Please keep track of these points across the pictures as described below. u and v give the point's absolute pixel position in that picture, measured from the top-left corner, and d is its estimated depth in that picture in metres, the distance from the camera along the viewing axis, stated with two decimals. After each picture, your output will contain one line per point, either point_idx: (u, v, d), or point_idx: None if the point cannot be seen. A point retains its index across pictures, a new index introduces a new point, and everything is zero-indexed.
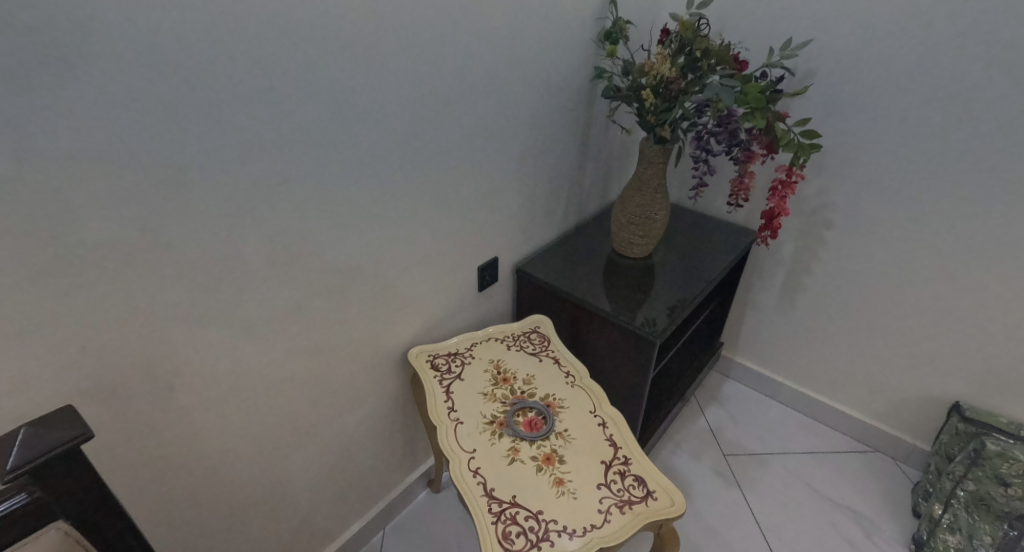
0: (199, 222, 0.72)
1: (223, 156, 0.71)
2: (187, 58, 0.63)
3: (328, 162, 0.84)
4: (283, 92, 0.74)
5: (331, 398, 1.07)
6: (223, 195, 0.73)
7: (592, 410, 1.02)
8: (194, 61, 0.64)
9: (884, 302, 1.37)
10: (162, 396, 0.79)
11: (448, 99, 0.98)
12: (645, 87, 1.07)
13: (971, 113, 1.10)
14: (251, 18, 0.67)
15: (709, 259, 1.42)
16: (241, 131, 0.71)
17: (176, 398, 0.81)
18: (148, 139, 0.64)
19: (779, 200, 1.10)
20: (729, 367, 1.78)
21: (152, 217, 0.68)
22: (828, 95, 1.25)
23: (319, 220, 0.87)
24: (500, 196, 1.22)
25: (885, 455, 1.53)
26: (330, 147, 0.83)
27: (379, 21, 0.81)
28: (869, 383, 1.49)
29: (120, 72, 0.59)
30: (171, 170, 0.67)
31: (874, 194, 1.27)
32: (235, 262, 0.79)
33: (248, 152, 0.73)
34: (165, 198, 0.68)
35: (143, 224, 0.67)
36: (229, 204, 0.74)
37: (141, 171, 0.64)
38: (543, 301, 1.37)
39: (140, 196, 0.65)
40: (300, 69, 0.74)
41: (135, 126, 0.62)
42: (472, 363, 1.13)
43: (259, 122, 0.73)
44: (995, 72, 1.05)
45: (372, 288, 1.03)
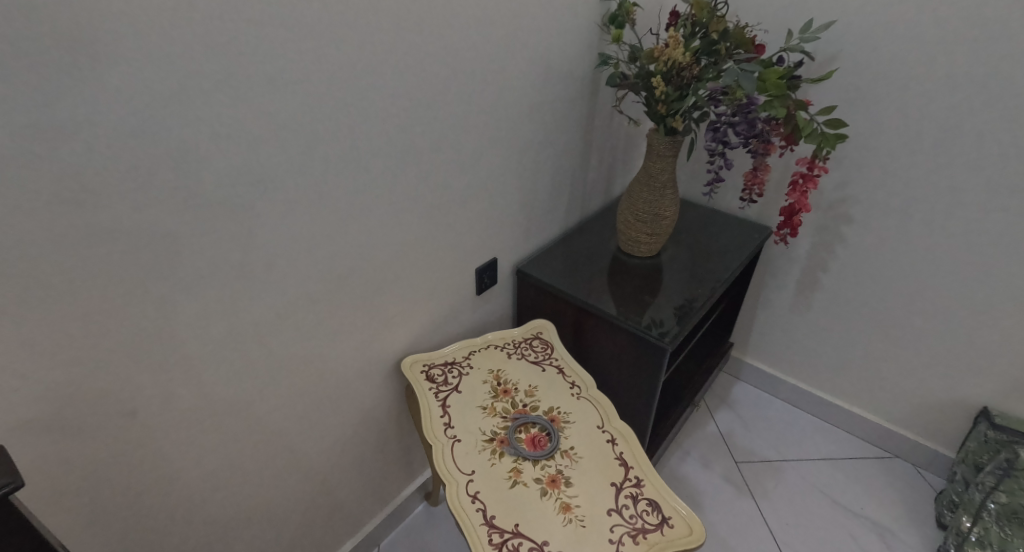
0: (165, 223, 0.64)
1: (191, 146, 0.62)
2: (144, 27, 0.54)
3: (312, 155, 0.75)
4: (255, 72, 0.64)
5: (319, 413, 0.99)
6: (190, 200, 0.65)
7: (600, 425, 0.95)
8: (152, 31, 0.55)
9: (907, 301, 1.29)
10: (126, 422, 0.71)
11: (441, 89, 0.89)
12: (655, 74, 0.98)
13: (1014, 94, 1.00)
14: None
15: (721, 259, 1.34)
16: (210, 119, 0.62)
17: (143, 423, 0.73)
18: (100, 135, 0.55)
19: (800, 195, 1.02)
20: (738, 368, 1.71)
21: (107, 225, 0.59)
22: (850, 82, 1.16)
23: (302, 221, 0.79)
24: (499, 193, 1.14)
25: (905, 461, 1.46)
26: (310, 139, 0.74)
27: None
28: (889, 387, 1.41)
29: (59, 55, 0.50)
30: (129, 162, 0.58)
31: (898, 188, 1.20)
32: (206, 274, 0.71)
33: (221, 145, 0.65)
34: (125, 197, 0.59)
35: (100, 228, 0.59)
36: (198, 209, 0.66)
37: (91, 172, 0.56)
38: (545, 303, 1.29)
39: (91, 201, 0.57)
40: (273, 45, 0.65)
41: (82, 121, 0.53)
42: (469, 373, 1.06)
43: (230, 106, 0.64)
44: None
45: (362, 293, 0.95)
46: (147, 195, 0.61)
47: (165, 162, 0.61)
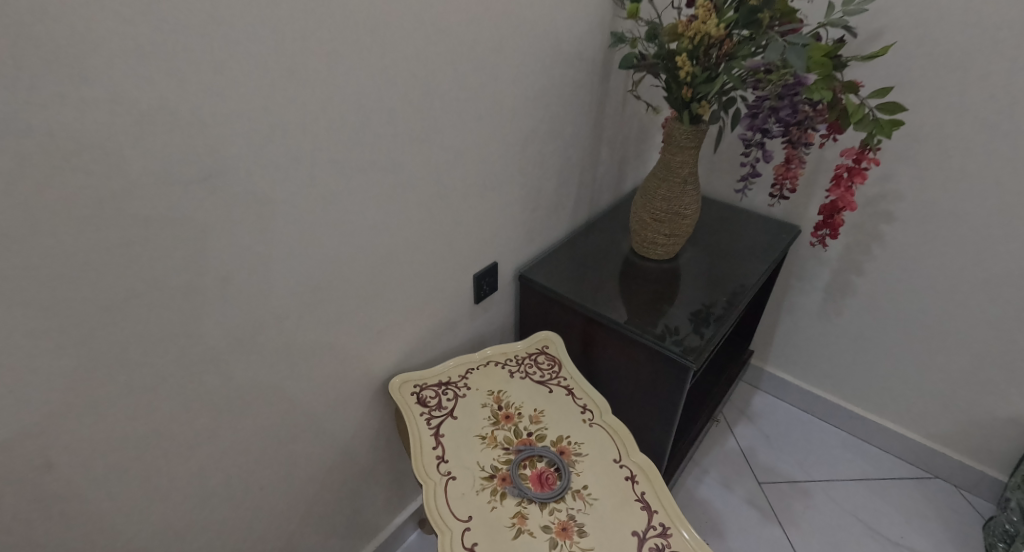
0: (83, 234, 0.50)
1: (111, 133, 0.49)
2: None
3: (275, 144, 0.62)
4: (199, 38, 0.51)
5: (295, 444, 0.87)
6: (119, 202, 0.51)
7: (617, 459, 0.82)
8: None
9: (954, 308, 1.16)
10: (49, 472, 0.58)
11: (432, 70, 0.76)
12: (680, 52, 0.85)
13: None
14: None
15: (745, 263, 1.21)
16: (135, 95, 0.49)
17: (73, 473, 0.60)
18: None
19: (845, 191, 0.89)
20: (758, 377, 1.58)
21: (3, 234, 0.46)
22: (898, 61, 1.03)
23: (265, 225, 0.66)
24: (499, 189, 1.01)
25: (944, 481, 1.33)
26: (273, 123, 0.60)
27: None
28: (930, 401, 1.28)
29: None
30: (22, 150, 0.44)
31: (949, 182, 1.06)
32: (148, 292, 0.57)
33: (153, 130, 0.51)
34: (25, 198, 0.46)
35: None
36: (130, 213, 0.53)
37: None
38: (550, 311, 1.16)
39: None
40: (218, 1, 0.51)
41: None
42: (467, 396, 0.93)
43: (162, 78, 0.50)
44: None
45: (342, 306, 0.82)
46: (52, 195, 0.47)
47: (75, 151, 0.47)
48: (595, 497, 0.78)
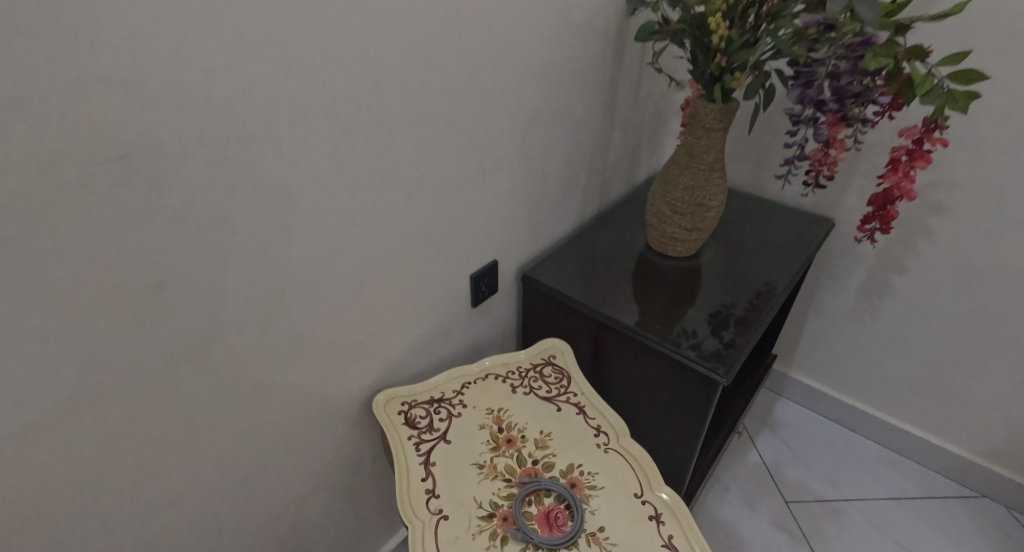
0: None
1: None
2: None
3: (216, 113, 0.49)
4: None
5: (262, 473, 0.74)
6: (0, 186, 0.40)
7: (638, 494, 0.70)
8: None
9: (1011, 311, 1.04)
10: None
11: (420, 32, 0.64)
12: (712, 13, 0.71)
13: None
14: None
15: (775, 261, 1.09)
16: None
17: None
18: None
19: (903, 177, 0.76)
20: (782, 384, 1.45)
21: None
22: (958, 30, 0.89)
23: (209, 217, 0.53)
24: (499, 178, 0.89)
25: (990, 500, 1.21)
26: (212, 85, 0.48)
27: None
28: (977, 412, 1.16)
29: None
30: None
31: (1011, 169, 0.94)
32: (53, 301, 0.46)
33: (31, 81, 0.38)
34: None
35: None
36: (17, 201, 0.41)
37: None
38: (557, 315, 1.04)
39: None
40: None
41: None
42: (462, 415, 0.81)
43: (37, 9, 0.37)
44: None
45: (314, 313, 0.70)
46: None
47: None
48: (614, 541, 0.65)
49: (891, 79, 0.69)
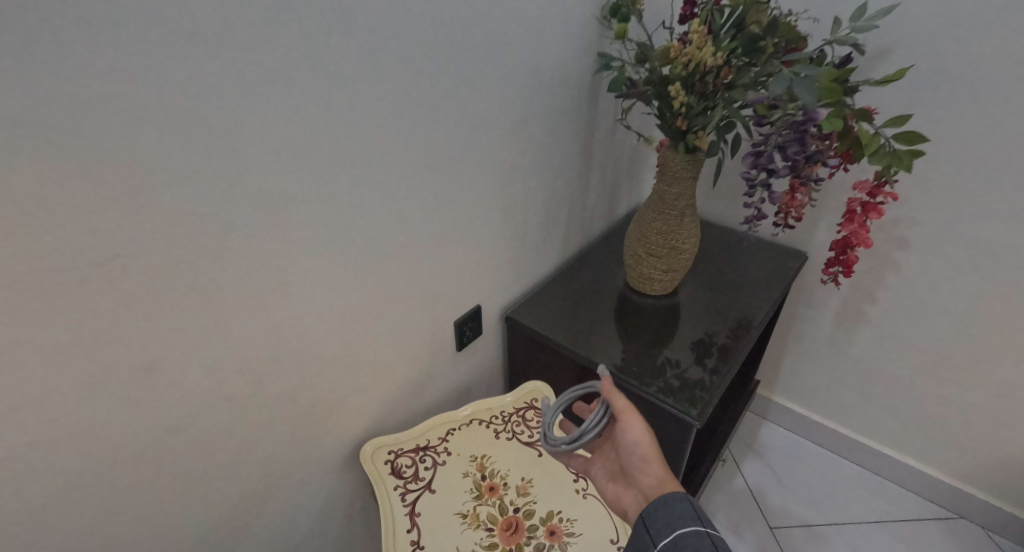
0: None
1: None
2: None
3: (199, 210, 0.52)
4: (113, 123, 0.44)
5: (255, 529, 0.77)
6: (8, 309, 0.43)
7: (614, 538, 0.74)
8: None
9: (976, 341, 1.07)
10: None
11: (397, 113, 0.67)
12: (672, 80, 0.76)
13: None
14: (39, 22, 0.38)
15: (750, 295, 1.12)
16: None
17: None
18: None
19: (859, 226, 0.80)
20: (767, 408, 1.49)
21: None
22: (910, 81, 0.93)
23: (194, 302, 0.55)
24: (480, 230, 0.92)
25: (973, 522, 1.23)
26: (193, 186, 0.50)
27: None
28: (952, 438, 1.19)
29: None
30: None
31: (970, 209, 0.97)
32: (47, 401, 0.48)
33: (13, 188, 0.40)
34: None
35: None
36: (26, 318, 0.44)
37: None
38: (541, 357, 1.07)
39: None
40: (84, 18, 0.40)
41: None
42: (447, 464, 0.84)
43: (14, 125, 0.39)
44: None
45: (299, 377, 0.72)
46: None
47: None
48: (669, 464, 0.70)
49: (842, 139, 0.72)
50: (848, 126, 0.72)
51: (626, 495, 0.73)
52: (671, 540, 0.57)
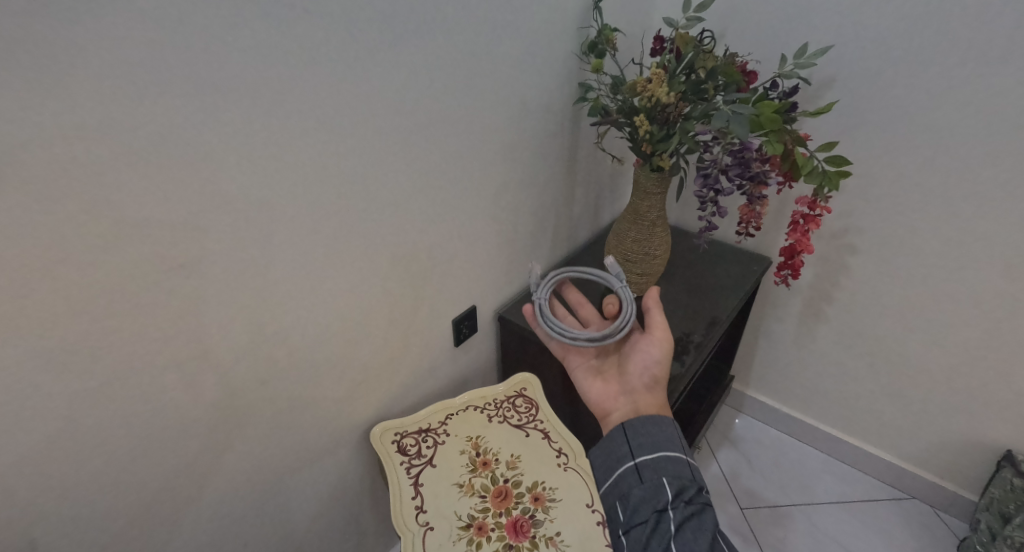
0: (37, 319, 0.52)
1: (66, 223, 0.50)
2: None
3: (244, 230, 0.64)
4: (188, 166, 0.56)
5: (282, 497, 0.90)
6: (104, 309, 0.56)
7: (589, 503, 0.86)
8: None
9: (918, 338, 1.20)
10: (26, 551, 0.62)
11: (403, 145, 0.79)
12: (638, 111, 0.89)
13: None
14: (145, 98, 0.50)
15: (718, 295, 1.25)
16: (92, 184, 0.50)
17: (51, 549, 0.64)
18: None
19: (802, 235, 0.93)
20: (741, 401, 1.61)
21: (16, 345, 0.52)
22: (852, 109, 1.06)
23: (236, 302, 0.68)
24: (475, 240, 1.05)
25: (921, 501, 1.38)
26: (242, 211, 0.63)
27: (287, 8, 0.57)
28: (901, 424, 1.33)
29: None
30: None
31: (908, 221, 1.10)
32: (125, 382, 0.61)
33: (116, 214, 0.53)
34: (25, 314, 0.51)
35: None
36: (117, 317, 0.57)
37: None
38: (529, 352, 1.19)
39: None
40: (172, 85, 0.52)
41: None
42: (446, 443, 0.96)
43: (120, 167, 0.51)
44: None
45: (316, 366, 0.84)
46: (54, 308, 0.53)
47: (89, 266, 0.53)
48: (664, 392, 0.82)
49: (784, 160, 0.85)
50: (790, 148, 0.84)
51: (616, 399, 0.82)
52: (650, 457, 0.67)
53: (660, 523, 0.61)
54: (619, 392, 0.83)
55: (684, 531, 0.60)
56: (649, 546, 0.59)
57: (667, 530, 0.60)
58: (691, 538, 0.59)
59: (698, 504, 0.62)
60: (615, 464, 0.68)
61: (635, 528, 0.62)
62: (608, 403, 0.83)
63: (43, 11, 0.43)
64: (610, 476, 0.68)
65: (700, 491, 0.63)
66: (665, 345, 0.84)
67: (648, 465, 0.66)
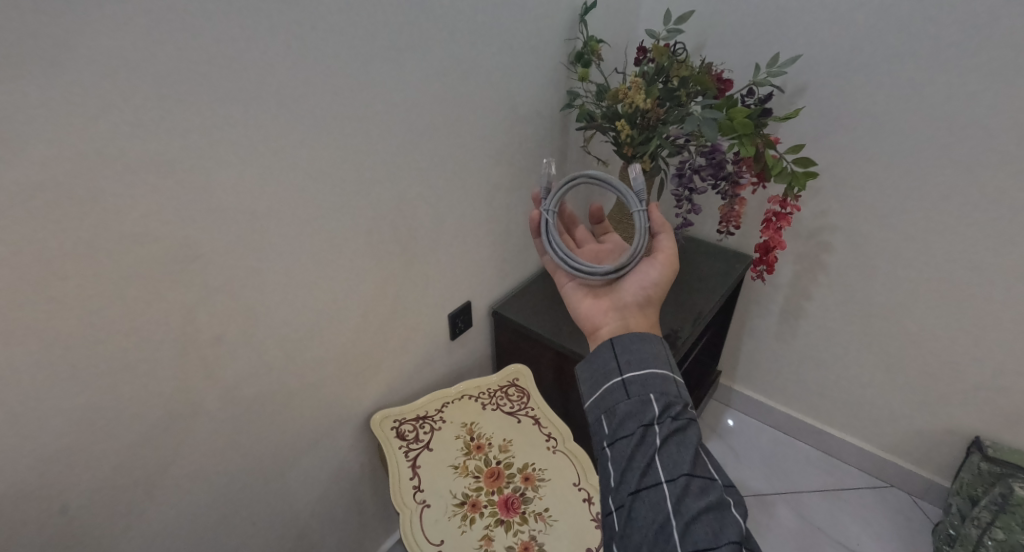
0: (74, 302, 0.58)
1: (100, 216, 0.57)
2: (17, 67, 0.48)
3: (254, 224, 0.71)
4: (205, 165, 0.63)
5: (288, 480, 0.95)
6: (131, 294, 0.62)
7: (576, 482, 0.92)
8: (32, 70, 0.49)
9: (890, 331, 1.27)
10: (57, 521, 0.67)
11: (400, 148, 0.86)
12: (620, 116, 0.96)
13: (1017, 108, 0.94)
14: (169, 105, 0.57)
15: (701, 291, 1.30)
16: (123, 181, 0.57)
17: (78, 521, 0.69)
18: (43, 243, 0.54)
19: (774, 232, 0.99)
20: (728, 396, 1.67)
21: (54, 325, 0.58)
22: (822, 114, 1.13)
23: (247, 292, 0.74)
24: (469, 239, 1.11)
25: (901, 489, 1.44)
26: (253, 208, 0.70)
27: (298, 29, 0.66)
28: (878, 414, 1.39)
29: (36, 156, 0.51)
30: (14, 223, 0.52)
31: (877, 220, 1.17)
32: (148, 363, 0.67)
33: (145, 209, 0.60)
34: (63, 298, 0.57)
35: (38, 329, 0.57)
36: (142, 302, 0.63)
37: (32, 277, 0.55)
38: (521, 346, 1.25)
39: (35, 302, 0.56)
40: (198, 95, 0.59)
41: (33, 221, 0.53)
42: (442, 429, 1.02)
43: (147, 165, 0.58)
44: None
45: (320, 355, 0.90)
46: (88, 292, 0.59)
47: (118, 255, 0.59)
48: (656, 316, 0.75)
49: (756, 161, 0.91)
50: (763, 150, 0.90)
51: (605, 315, 0.75)
52: (638, 374, 0.63)
53: (646, 438, 0.58)
54: (609, 307, 0.76)
55: (670, 445, 0.57)
56: (633, 461, 0.57)
57: (652, 445, 0.57)
58: (676, 452, 0.57)
59: (685, 420, 0.59)
60: (603, 379, 0.64)
61: (619, 443, 0.59)
62: (598, 318, 0.75)
63: (98, 37, 0.51)
64: (595, 390, 0.65)
65: (687, 407, 0.61)
66: (667, 269, 0.75)
67: (635, 381, 0.62)
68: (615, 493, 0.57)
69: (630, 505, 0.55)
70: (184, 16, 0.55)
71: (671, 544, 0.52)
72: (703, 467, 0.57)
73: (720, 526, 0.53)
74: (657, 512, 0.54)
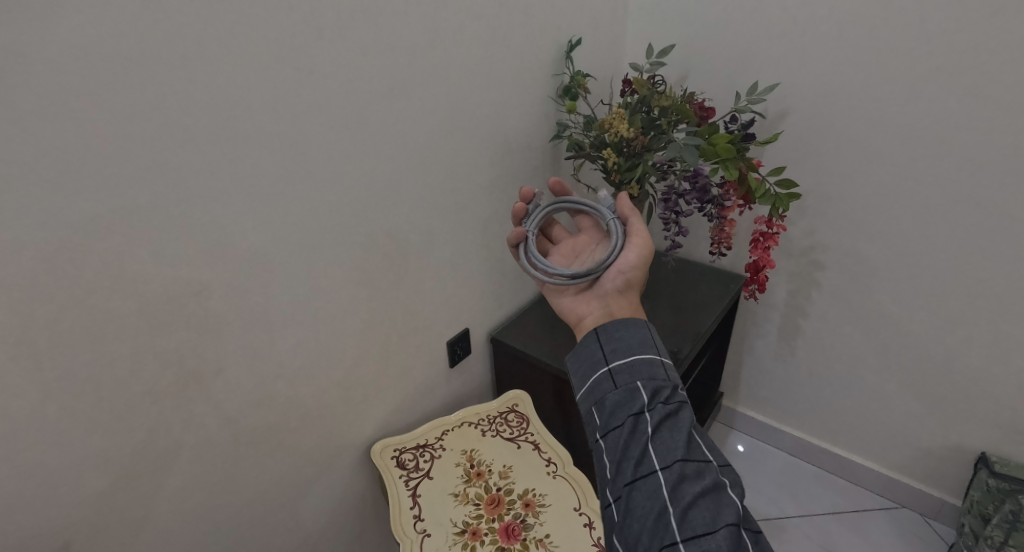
0: (81, 334, 0.61)
1: (104, 250, 0.60)
2: (23, 114, 0.51)
3: (253, 256, 0.74)
4: (208, 201, 0.66)
5: (287, 511, 0.95)
6: (137, 326, 0.65)
7: (576, 507, 0.92)
8: (37, 115, 0.52)
9: (887, 347, 1.27)
10: None
11: (397, 181, 0.90)
12: (607, 145, 0.99)
13: (989, 125, 0.97)
14: (175, 146, 0.62)
15: (698, 313, 1.30)
16: (130, 218, 0.60)
17: None
18: (54, 277, 0.57)
19: (763, 252, 1.01)
20: (732, 417, 1.66)
21: (62, 357, 0.60)
22: (803, 137, 1.17)
23: (249, 321, 0.77)
24: (466, 266, 1.14)
25: (912, 510, 1.41)
26: (253, 241, 0.73)
27: (296, 73, 0.71)
28: (883, 432, 1.38)
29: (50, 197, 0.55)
30: (20, 261, 0.55)
31: (864, 237, 1.19)
32: (151, 392, 0.69)
33: (146, 244, 0.63)
34: (71, 331, 0.60)
35: (48, 361, 0.59)
36: (148, 332, 0.66)
37: (43, 310, 0.57)
38: (520, 371, 1.26)
39: (47, 335, 0.58)
40: (204, 137, 0.64)
41: (44, 257, 0.56)
42: (442, 457, 1.02)
43: (152, 202, 0.61)
44: (1013, 74, 0.93)
45: (321, 383, 0.92)
46: (97, 323, 0.62)
47: (125, 288, 0.62)
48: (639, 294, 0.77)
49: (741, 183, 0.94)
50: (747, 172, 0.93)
51: (589, 305, 0.77)
52: (624, 361, 0.64)
53: (637, 427, 0.58)
54: (591, 296, 0.78)
55: (662, 432, 0.58)
56: (628, 450, 0.57)
57: (645, 433, 0.58)
58: (668, 439, 0.57)
59: (675, 404, 0.60)
60: (591, 370, 0.66)
61: (612, 434, 0.59)
62: (582, 309, 0.77)
63: (111, 87, 0.56)
64: (585, 382, 0.66)
65: (676, 390, 0.61)
66: (641, 248, 0.76)
67: (622, 369, 0.63)
68: (612, 484, 0.58)
69: (628, 496, 0.56)
70: (201, 68, 0.61)
71: (670, 531, 0.52)
72: (697, 451, 0.57)
73: (717, 510, 0.53)
74: (654, 501, 0.54)
